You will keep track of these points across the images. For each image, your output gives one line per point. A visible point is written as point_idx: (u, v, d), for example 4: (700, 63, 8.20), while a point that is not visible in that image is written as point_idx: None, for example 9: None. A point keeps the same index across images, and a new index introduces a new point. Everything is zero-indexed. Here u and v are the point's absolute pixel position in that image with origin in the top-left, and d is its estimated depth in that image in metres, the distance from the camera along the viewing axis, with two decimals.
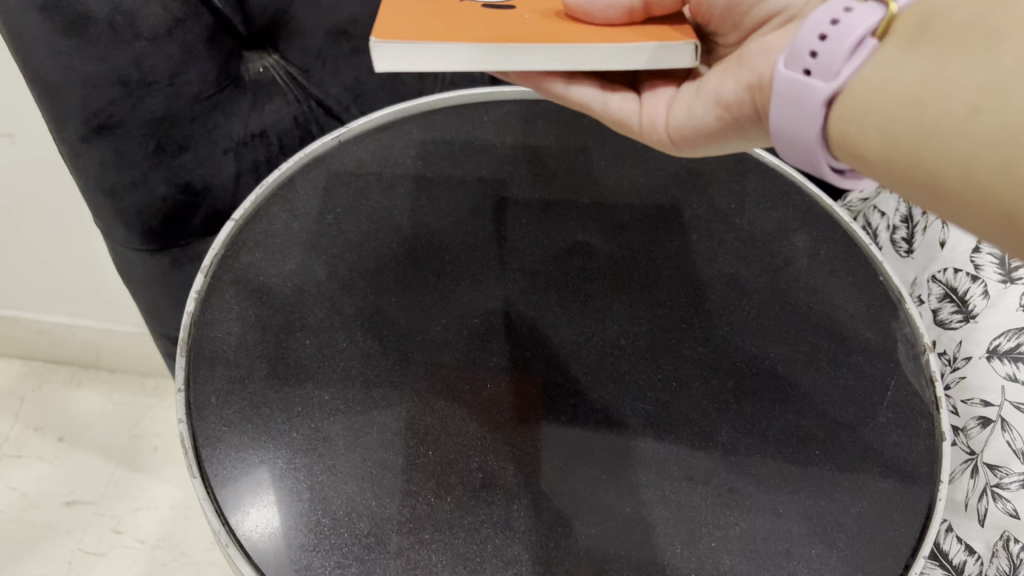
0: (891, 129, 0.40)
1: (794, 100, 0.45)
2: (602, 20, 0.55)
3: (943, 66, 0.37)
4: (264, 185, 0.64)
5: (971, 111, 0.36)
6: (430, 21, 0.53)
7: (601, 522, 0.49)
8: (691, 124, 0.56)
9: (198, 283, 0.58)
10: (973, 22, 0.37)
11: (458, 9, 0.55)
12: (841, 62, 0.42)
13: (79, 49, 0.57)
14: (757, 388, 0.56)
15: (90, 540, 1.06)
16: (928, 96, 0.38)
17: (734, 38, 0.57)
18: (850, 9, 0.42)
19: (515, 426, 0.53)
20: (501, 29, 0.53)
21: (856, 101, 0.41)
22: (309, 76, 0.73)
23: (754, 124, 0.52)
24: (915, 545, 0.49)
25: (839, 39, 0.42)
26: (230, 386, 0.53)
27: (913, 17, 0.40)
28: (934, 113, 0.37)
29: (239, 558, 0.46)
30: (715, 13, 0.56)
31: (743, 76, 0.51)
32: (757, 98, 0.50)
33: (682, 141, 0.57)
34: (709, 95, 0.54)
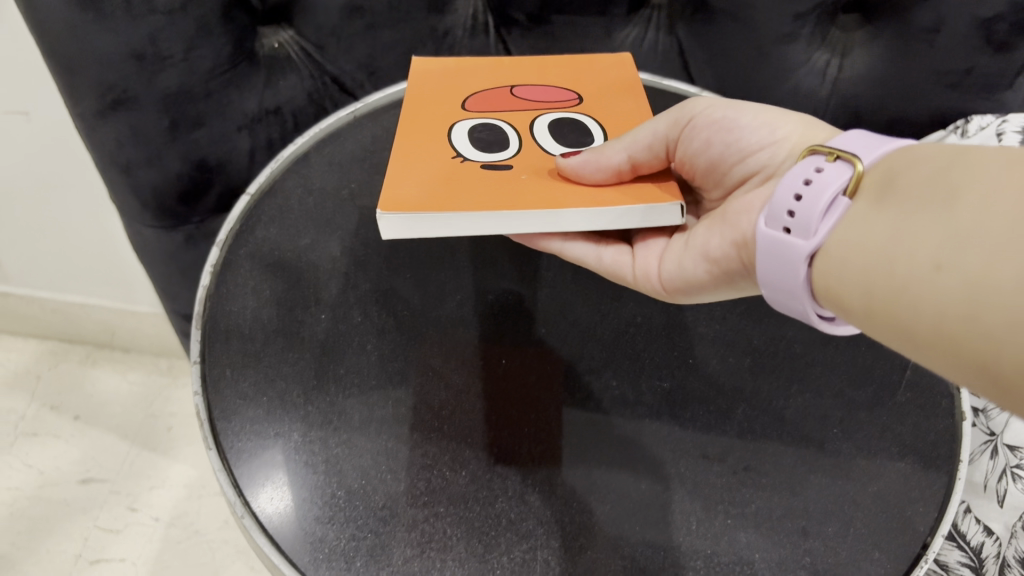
0: (863, 293, 0.38)
1: (777, 257, 0.42)
2: (594, 183, 0.51)
3: (906, 225, 0.37)
4: (279, 160, 0.63)
5: (934, 267, 0.35)
6: (424, 189, 0.49)
7: (615, 499, 0.49)
8: (678, 276, 0.52)
9: (214, 256, 0.58)
10: (936, 180, 0.37)
11: (450, 168, 0.52)
12: (818, 220, 0.40)
13: (94, 23, 0.57)
14: (774, 366, 0.55)
15: (105, 517, 1.07)
16: (894, 253, 0.37)
17: (717, 194, 0.54)
18: (821, 168, 0.41)
19: (530, 402, 0.53)
20: (499, 195, 0.48)
21: (828, 263, 0.40)
22: (324, 52, 0.72)
23: (746, 278, 0.49)
24: (933, 524, 0.49)
25: (811, 202, 0.40)
26: (245, 360, 0.53)
27: (878, 175, 0.40)
28: (900, 274, 0.36)
29: (255, 529, 0.46)
30: (694, 173, 0.53)
31: (730, 232, 0.49)
32: (746, 255, 0.47)
33: (670, 292, 0.53)
34: (695, 249, 0.51)
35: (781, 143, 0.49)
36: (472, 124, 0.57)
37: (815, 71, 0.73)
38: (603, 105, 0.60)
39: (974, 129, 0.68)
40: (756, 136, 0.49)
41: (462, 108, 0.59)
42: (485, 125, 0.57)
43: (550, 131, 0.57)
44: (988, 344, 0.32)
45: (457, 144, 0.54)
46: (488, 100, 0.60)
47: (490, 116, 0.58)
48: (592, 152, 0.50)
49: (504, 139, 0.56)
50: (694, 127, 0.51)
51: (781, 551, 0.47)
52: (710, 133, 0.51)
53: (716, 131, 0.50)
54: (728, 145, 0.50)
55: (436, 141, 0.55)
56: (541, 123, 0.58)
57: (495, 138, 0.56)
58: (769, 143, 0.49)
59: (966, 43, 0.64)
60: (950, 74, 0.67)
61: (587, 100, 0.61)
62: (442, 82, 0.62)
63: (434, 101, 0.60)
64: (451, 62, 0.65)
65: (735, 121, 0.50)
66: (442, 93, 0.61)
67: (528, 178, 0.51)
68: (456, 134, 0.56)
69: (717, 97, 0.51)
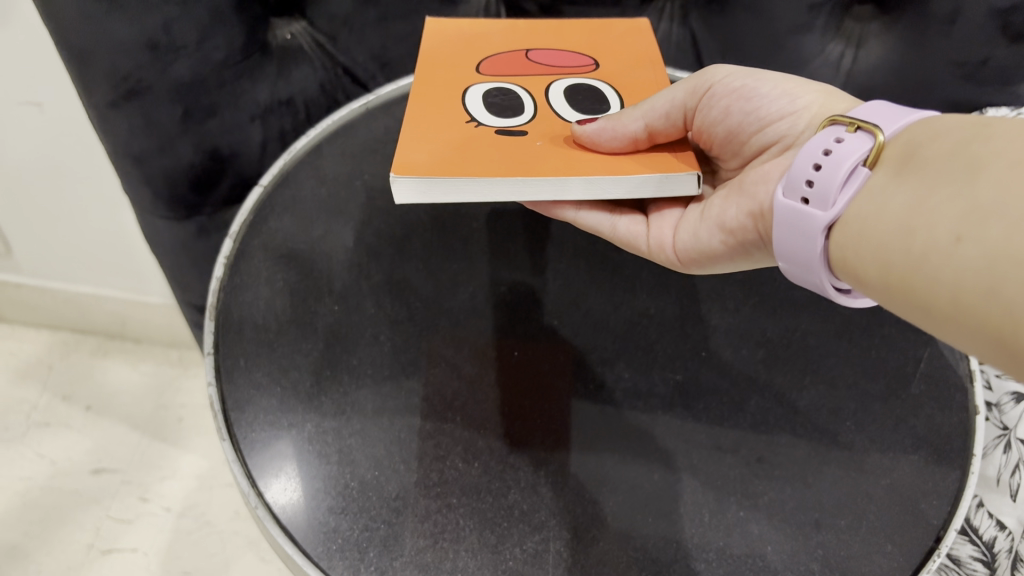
0: (879, 264, 0.38)
1: (794, 227, 0.42)
2: (610, 151, 0.51)
3: (926, 198, 0.36)
4: (292, 151, 0.62)
5: (954, 238, 0.34)
6: (439, 155, 0.49)
7: (628, 490, 0.49)
8: (694, 246, 0.52)
9: (227, 248, 0.57)
10: (958, 154, 0.37)
11: (465, 134, 0.51)
12: (836, 190, 0.40)
13: (109, 14, 0.57)
14: (787, 358, 0.55)
15: (117, 507, 1.08)
16: (915, 225, 0.36)
17: (734, 164, 0.54)
18: (841, 139, 0.41)
19: (543, 393, 0.53)
20: (514, 162, 0.49)
21: (848, 235, 0.40)
22: (336, 43, 0.72)
23: (760, 248, 0.49)
24: (947, 517, 0.48)
25: (832, 169, 0.40)
26: (259, 350, 0.53)
27: (900, 147, 0.40)
28: (920, 245, 0.36)
29: (269, 520, 0.46)
30: (712, 142, 0.53)
31: (745, 202, 0.48)
32: (762, 225, 0.47)
33: (684, 264, 0.53)
34: (710, 219, 0.51)
35: (801, 113, 0.48)
36: (487, 88, 0.57)
37: (829, 63, 0.72)
38: (620, 73, 0.60)
39: None
40: (776, 105, 0.49)
41: (478, 73, 0.59)
42: (501, 90, 0.57)
43: (566, 97, 0.57)
44: (1005, 316, 0.32)
45: (472, 109, 0.54)
46: (503, 65, 0.60)
47: (506, 82, 0.58)
48: (609, 119, 0.50)
49: (519, 104, 0.55)
50: (713, 95, 0.51)
51: (794, 544, 0.47)
52: (729, 101, 0.50)
53: (735, 100, 0.50)
54: (747, 114, 0.50)
55: (451, 106, 0.55)
56: (557, 89, 0.58)
57: (511, 103, 0.56)
58: (789, 112, 0.49)
59: (982, 33, 0.64)
60: (966, 65, 0.66)
61: (604, 67, 0.60)
62: (458, 47, 0.62)
63: (450, 66, 0.59)
64: (467, 26, 0.64)
65: (754, 90, 0.50)
66: (458, 58, 0.60)
67: (543, 145, 0.51)
68: (471, 98, 0.56)
69: (736, 65, 0.51)
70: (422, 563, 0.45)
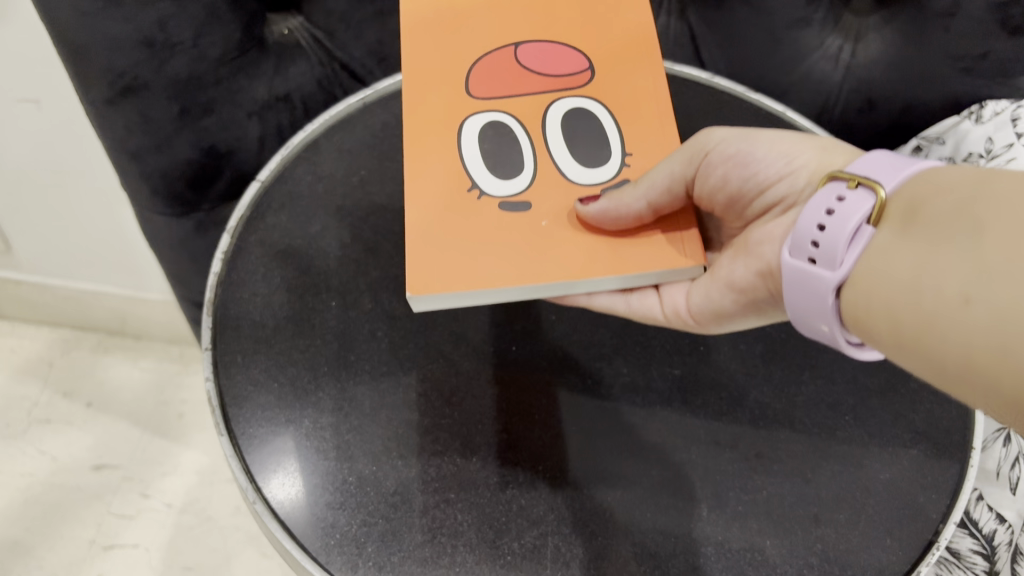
0: (885, 320, 0.38)
1: (803, 290, 0.42)
2: (616, 229, 0.50)
3: (930, 257, 0.37)
4: (290, 147, 0.62)
5: (963, 300, 0.35)
6: (449, 254, 0.49)
7: (627, 486, 0.49)
8: (708, 307, 0.51)
9: (224, 244, 0.57)
10: (957, 208, 0.37)
11: (467, 213, 0.51)
12: (842, 249, 0.40)
13: (104, 10, 0.57)
14: (787, 353, 0.55)
15: (118, 504, 1.08)
16: (921, 284, 0.37)
17: (740, 223, 0.53)
18: (842, 198, 0.40)
19: (542, 390, 0.53)
20: (523, 262, 0.49)
21: (851, 290, 0.40)
22: (333, 39, 0.72)
23: (775, 305, 0.48)
24: (946, 511, 0.49)
25: (837, 230, 0.40)
26: (256, 346, 0.53)
27: (899, 196, 0.40)
28: (929, 308, 0.36)
29: (266, 515, 0.46)
30: (713, 207, 0.51)
31: (752, 263, 0.48)
32: (773, 286, 0.47)
33: (700, 324, 0.52)
34: (720, 279, 0.51)
35: (798, 172, 0.46)
36: (479, 124, 0.53)
37: (828, 57, 0.73)
38: (617, 82, 0.55)
39: (988, 115, 0.68)
40: (774, 167, 0.47)
41: (468, 95, 0.55)
42: (496, 127, 0.54)
43: (564, 129, 0.54)
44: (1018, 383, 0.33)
45: (471, 168, 0.52)
46: (491, 75, 0.55)
47: (499, 111, 0.54)
48: (611, 199, 0.49)
49: (517, 155, 0.53)
50: (709, 165, 0.48)
51: (792, 537, 0.48)
52: (727, 169, 0.48)
53: (733, 166, 0.48)
54: (746, 179, 0.48)
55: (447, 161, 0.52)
56: (555, 119, 0.54)
57: (507, 148, 0.53)
58: (787, 173, 0.47)
59: (981, 27, 0.64)
60: (965, 58, 0.66)
61: (601, 73, 0.55)
62: (438, 52, 0.56)
63: (434, 82, 0.55)
64: (447, 11, 0.57)
65: (750, 154, 0.48)
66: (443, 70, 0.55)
67: (550, 225, 0.50)
68: (466, 142, 0.53)
69: (729, 128, 0.49)
70: (421, 558, 0.45)
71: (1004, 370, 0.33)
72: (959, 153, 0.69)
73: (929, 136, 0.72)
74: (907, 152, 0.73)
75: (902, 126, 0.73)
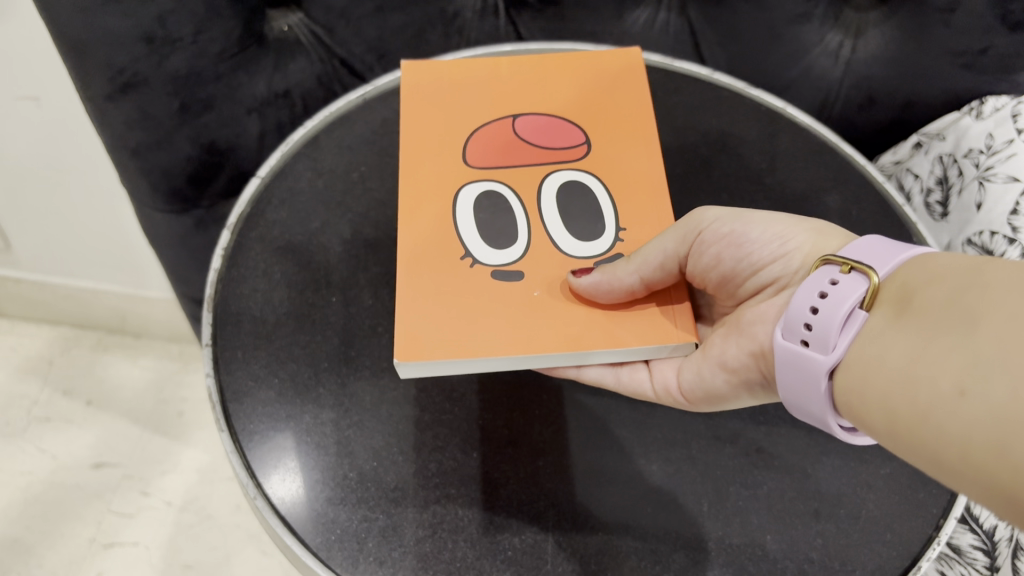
0: (884, 416, 0.37)
1: (798, 374, 0.42)
2: (608, 303, 0.49)
3: (926, 348, 0.36)
4: (290, 142, 0.62)
5: (957, 393, 0.34)
6: (439, 323, 0.47)
7: (627, 481, 0.49)
8: (699, 386, 0.49)
9: (224, 239, 0.57)
10: (954, 299, 0.36)
11: (459, 282, 0.50)
12: (836, 333, 0.39)
13: (104, 6, 0.57)
14: None
15: (118, 502, 1.08)
16: (917, 376, 0.36)
17: (731, 303, 0.52)
18: (836, 281, 0.40)
19: (543, 386, 0.53)
20: (514, 331, 0.47)
21: (850, 381, 0.39)
22: (333, 35, 0.72)
23: (768, 390, 0.47)
24: (947, 506, 0.49)
25: (829, 313, 0.40)
26: (256, 342, 0.53)
27: (895, 289, 0.39)
28: (924, 398, 0.35)
29: (267, 510, 0.46)
30: (706, 285, 0.51)
31: (745, 343, 0.47)
32: (766, 369, 0.45)
33: (691, 404, 0.50)
34: (711, 359, 0.49)
35: (792, 255, 0.46)
36: (474, 195, 0.53)
37: (828, 53, 0.73)
38: (614, 154, 0.56)
39: (988, 111, 0.67)
40: (768, 249, 0.46)
41: (465, 165, 0.55)
42: (491, 198, 0.54)
43: (560, 202, 0.54)
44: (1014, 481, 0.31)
45: (463, 236, 0.52)
46: (489, 146, 0.56)
47: (495, 181, 0.54)
48: (603, 273, 0.47)
49: (512, 225, 0.52)
50: (702, 244, 0.48)
51: (793, 532, 0.47)
52: (719, 248, 0.48)
53: (725, 247, 0.48)
54: (739, 260, 0.47)
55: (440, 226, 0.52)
56: (549, 190, 0.54)
57: (502, 219, 0.53)
58: (780, 255, 0.46)
59: (981, 22, 0.64)
60: (965, 54, 0.66)
61: (596, 146, 0.56)
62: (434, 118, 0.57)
63: (431, 146, 0.55)
64: (445, 82, 0.59)
65: (743, 235, 0.47)
66: (440, 136, 0.56)
67: (541, 295, 0.49)
68: (460, 212, 0.53)
69: (721, 207, 0.48)
70: (422, 553, 0.45)
71: (998, 460, 0.32)
72: (959, 149, 0.68)
73: (929, 132, 0.71)
74: (908, 147, 0.73)
75: (901, 122, 0.74)
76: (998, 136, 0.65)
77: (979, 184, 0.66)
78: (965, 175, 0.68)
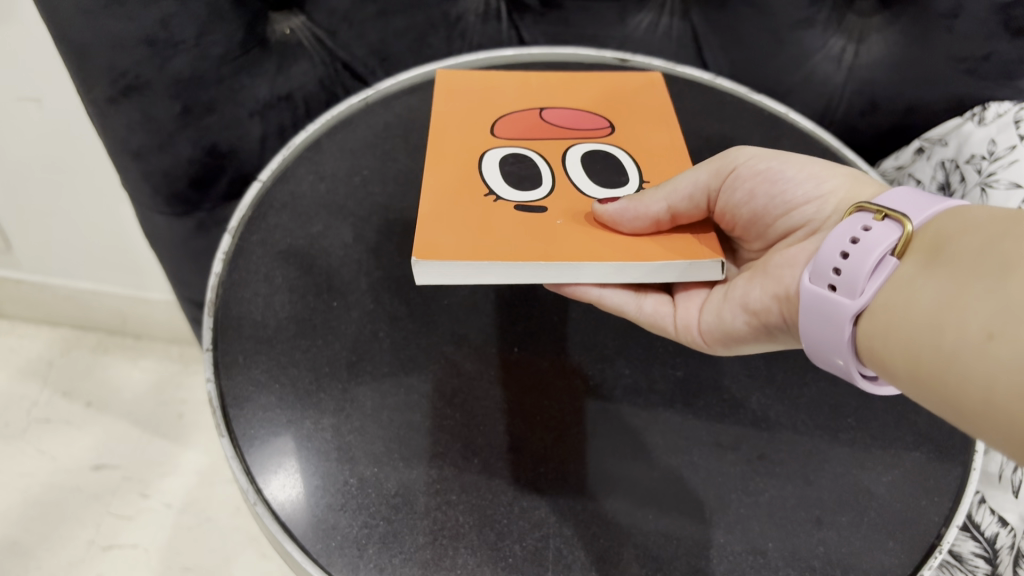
0: (908, 362, 0.38)
1: (821, 317, 0.42)
2: (631, 231, 0.50)
3: (954, 294, 0.36)
4: (291, 147, 0.62)
5: (986, 338, 0.34)
6: (465, 237, 0.48)
7: (629, 488, 0.49)
8: (717, 327, 0.51)
9: (226, 244, 0.57)
10: (984, 248, 0.37)
11: (485, 210, 0.51)
12: (865, 279, 0.40)
13: (107, 8, 0.57)
14: (786, 355, 0.56)
15: (118, 504, 1.08)
16: (944, 322, 0.36)
17: (757, 246, 0.53)
18: (868, 227, 0.41)
19: (545, 390, 0.53)
20: (538, 243, 0.48)
21: (876, 327, 0.40)
22: (336, 38, 0.72)
23: (785, 333, 0.49)
24: (949, 514, 0.49)
25: (859, 261, 0.40)
26: (257, 347, 0.52)
27: (927, 237, 0.40)
28: (950, 344, 0.36)
29: (267, 516, 0.46)
30: (735, 224, 0.52)
31: (769, 285, 0.49)
32: (785, 310, 0.47)
33: (707, 344, 0.52)
34: (733, 300, 0.51)
35: (827, 198, 0.48)
36: (503, 154, 0.57)
37: (830, 58, 0.73)
38: (635, 137, 0.60)
39: (991, 116, 0.66)
40: (802, 189, 0.49)
41: (491, 136, 0.58)
42: (517, 158, 0.57)
43: (583, 168, 0.56)
44: None
45: (490, 180, 0.54)
46: (516, 125, 0.60)
47: (522, 147, 0.58)
48: (630, 200, 0.50)
49: (538, 177, 0.55)
50: (736, 178, 0.50)
51: (794, 541, 0.47)
52: (753, 184, 0.50)
53: (760, 183, 0.50)
54: (772, 198, 0.50)
55: (468, 175, 0.54)
56: (573, 159, 0.57)
57: (527, 173, 0.55)
58: (815, 197, 0.48)
59: (984, 27, 0.64)
60: (967, 60, 0.66)
61: (618, 131, 0.60)
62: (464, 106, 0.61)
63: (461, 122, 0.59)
64: (477, 84, 0.63)
65: (780, 173, 0.49)
66: (468, 118, 0.60)
67: (564, 223, 0.51)
68: (487, 167, 0.55)
69: (759, 147, 0.51)
70: (423, 560, 0.45)
71: (1018, 402, 0.32)
72: (961, 155, 0.68)
73: (931, 137, 0.71)
74: (910, 152, 0.73)
75: (903, 127, 0.74)
76: (1001, 142, 0.65)
77: (980, 191, 0.66)
78: (967, 182, 0.67)
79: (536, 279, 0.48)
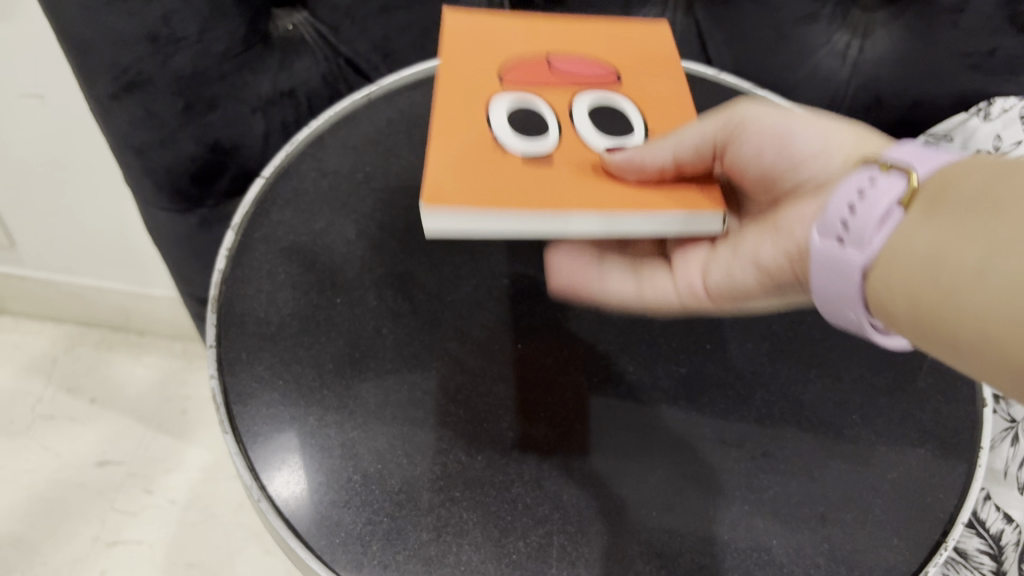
0: (907, 301, 0.38)
1: (828, 269, 0.42)
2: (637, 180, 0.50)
3: (950, 229, 0.36)
4: (294, 143, 0.62)
5: (981, 271, 0.34)
6: (471, 182, 0.46)
7: (633, 485, 0.49)
8: (725, 284, 0.52)
9: (229, 240, 0.57)
10: (982, 184, 0.37)
11: (491, 155, 0.49)
12: (872, 231, 0.39)
13: (109, 5, 0.56)
14: (791, 352, 0.55)
15: (122, 500, 1.08)
16: (941, 255, 0.36)
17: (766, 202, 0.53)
18: (874, 179, 0.40)
19: (548, 386, 0.52)
20: (544, 193, 0.46)
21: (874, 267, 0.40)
22: (338, 34, 0.72)
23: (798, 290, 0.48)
24: (954, 511, 0.49)
25: (866, 214, 0.39)
26: (260, 344, 0.52)
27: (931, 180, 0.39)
28: (946, 279, 0.36)
29: (271, 513, 0.46)
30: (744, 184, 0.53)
31: (782, 243, 0.48)
32: (797, 266, 0.47)
33: (715, 302, 0.52)
34: (744, 257, 0.50)
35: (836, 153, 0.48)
36: (510, 98, 0.54)
37: (835, 54, 0.72)
38: (642, 86, 0.58)
39: (997, 112, 0.67)
40: (811, 144, 0.48)
41: (498, 79, 0.55)
42: (523, 102, 0.54)
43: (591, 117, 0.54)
44: None
45: (495, 123, 0.51)
46: (520, 64, 0.57)
47: (528, 92, 0.55)
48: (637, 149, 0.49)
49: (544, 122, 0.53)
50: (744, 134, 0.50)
51: (799, 538, 0.47)
52: (761, 139, 0.50)
53: (769, 138, 0.50)
54: (780, 153, 0.49)
55: (475, 118, 0.51)
56: (580, 105, 0.55)
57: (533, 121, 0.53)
58: (823, 152, 0.48)
59: (989, 23, 0.64)
60: (973, 55, 0.66)
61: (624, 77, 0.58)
62: (466, 40, 0.57)
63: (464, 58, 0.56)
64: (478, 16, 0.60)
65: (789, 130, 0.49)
66: (473, 54, 0.56)
67: (570, 174, 0.49)
68: (493, 108, 0.53)
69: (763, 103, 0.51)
70: (426, 557, 0.45)
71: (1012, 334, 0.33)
72: (966, 151, 0.69)
73: (936, 133, 0.72)
74: None
75: (908, 122, 0.73)
76: (1007, 137, 0.67)
77: None
78: None
79: (542, 231, 0.46)
